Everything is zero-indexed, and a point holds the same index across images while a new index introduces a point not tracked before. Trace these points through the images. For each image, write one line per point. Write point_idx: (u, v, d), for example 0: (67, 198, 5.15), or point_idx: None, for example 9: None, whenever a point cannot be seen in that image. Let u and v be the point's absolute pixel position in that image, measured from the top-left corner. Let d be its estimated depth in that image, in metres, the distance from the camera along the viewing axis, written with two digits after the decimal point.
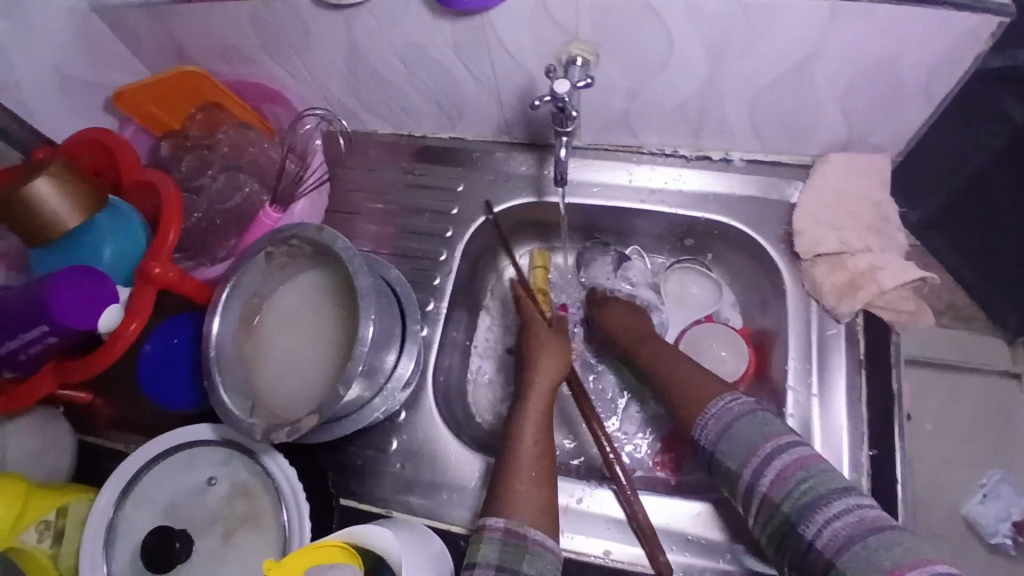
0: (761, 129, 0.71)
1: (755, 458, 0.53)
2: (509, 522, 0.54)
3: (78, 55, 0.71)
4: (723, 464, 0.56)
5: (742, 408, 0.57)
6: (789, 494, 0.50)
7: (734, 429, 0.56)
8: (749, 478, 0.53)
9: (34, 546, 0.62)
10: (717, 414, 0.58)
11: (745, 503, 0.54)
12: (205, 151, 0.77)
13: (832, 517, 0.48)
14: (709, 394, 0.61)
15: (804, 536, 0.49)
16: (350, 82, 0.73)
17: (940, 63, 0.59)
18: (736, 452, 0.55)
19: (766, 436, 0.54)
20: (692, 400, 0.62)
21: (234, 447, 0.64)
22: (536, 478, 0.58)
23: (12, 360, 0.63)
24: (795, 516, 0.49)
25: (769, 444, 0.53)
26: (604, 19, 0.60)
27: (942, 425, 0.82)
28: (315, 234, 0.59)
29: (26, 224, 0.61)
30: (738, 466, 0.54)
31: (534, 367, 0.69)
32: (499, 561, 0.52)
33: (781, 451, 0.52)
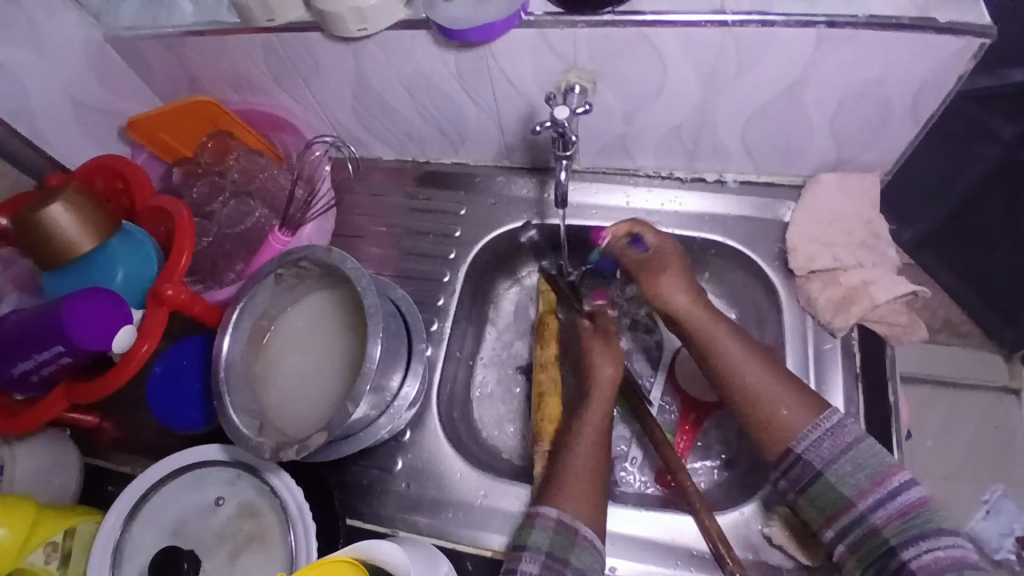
0: (754, 150, 0.74)
1: (881, 489, 0.54)
2: (562, 513, 0.57)
3: (92, 86, 0.74)
4: (832, 485, 0.56)
5: (850, 433, 0.56)
6: (901, 526, 0.52)
7: (851, 454, 0.56)
8: (866, 506, 0.54)
9: (41, 568, 0.62)
10: (827, 432, 0.57)
11: (840, 527, 0.55)
12: (217, 178, 0.79)
13: (932, 547, 0.50)
14: (804, 412, 0.59)
15: (899, 557, 0.52)
16: (355, 110, 0.76)
17: (925, 83, 0.61)
18: (857, 480, 0.55)
19: (884, 470, 0.55)
20: (776, 416, 0.59)
21: (241, 467, 0.64)
22: (592, 473, 0.60)
23: (25, 381, 0.64)
24: (897, 541, 0.52)
25: (894, 478, 0.54)
26: (601, 49, 0.63)
27: (944, 442, 0.84)
28: (325, 256, 0.61)
29: (40, 246, 0.63)
30: (854, 495, 0.55)
31: (594, 353, 0.68)
32: (549, 547, 0.56)
33: (905, 487, 0.54)
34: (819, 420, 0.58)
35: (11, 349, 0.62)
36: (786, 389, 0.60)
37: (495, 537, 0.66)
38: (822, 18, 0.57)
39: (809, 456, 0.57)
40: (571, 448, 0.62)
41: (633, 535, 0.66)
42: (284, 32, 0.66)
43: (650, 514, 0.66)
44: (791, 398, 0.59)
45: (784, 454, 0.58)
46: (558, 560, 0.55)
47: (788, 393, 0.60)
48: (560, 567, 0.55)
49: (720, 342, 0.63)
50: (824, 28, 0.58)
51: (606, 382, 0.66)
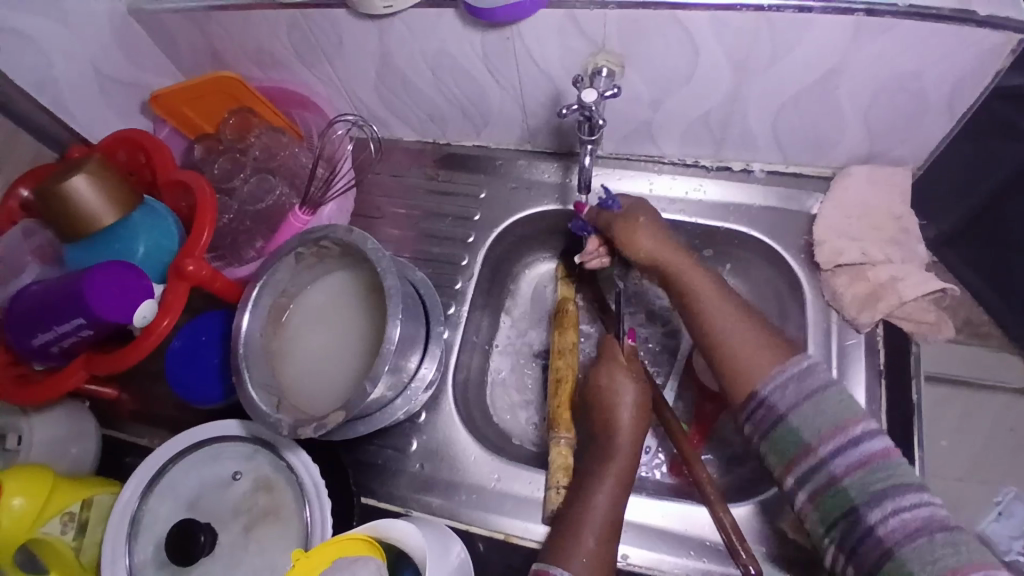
0: (783, 140, 0.72)
1: (842, 437, 0.52)
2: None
3: (116, 58, 0.74)
4: (793, 429, 0.54)
5: (816, 378, 0.55)
6: (861, 480, 0.50)
7: (815, 399, 0.54)
8: (827, 455, 0.52)
9: (56, 537, 0.63)
10: (789, 378, 0.55)
11: (798, 475, 0.53)
12: (238, 154, 0.79)
13: (899, 508, 0.48)
14: (769, 359, 0.57)
15: (864, 521, 0.49)
16: (378, 89, 0.75)
17: (962, 77, 0.59)
18: (817, 428, 0.53)
19: (840, 424, 0.52)
20: (740, 360, 0.58)
21: (259, 443, 0.65)
22: (605, 533, 0.58)
23: (45, 352, 0.65)
24: (860, 501, 0.50)
25: (855, 426, 0.52)
26: (630, 31, 0.61)
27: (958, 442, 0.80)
28: (345, 235, 0.61)
29: (63, 218, 0.63)
30: (816, 441, 0.52)
31: (613, 403, 0.64)
32: None
33: (869, 436, 0.52)
34: (784, 363, 0.57)
35: (32, 320, 0.63)
36: (755, 334, 0.59)
37: (507, 521, 0.66)
38: (862, 4, 0.55)
39: (773, 399, 0.55)
40: (587, 504, 0.59)
41: (645, 524, 0.66)
42: (309, 8, 0.65)
43: (663, 503, 0.66)
44: (755, 347, 0.58)
45: (749, 397, 0.57)
46: None
47: (755, 341, 0.59)
48: None
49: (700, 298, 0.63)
50: (863, 16, 0.56)
51: (628, 420, 0.63)
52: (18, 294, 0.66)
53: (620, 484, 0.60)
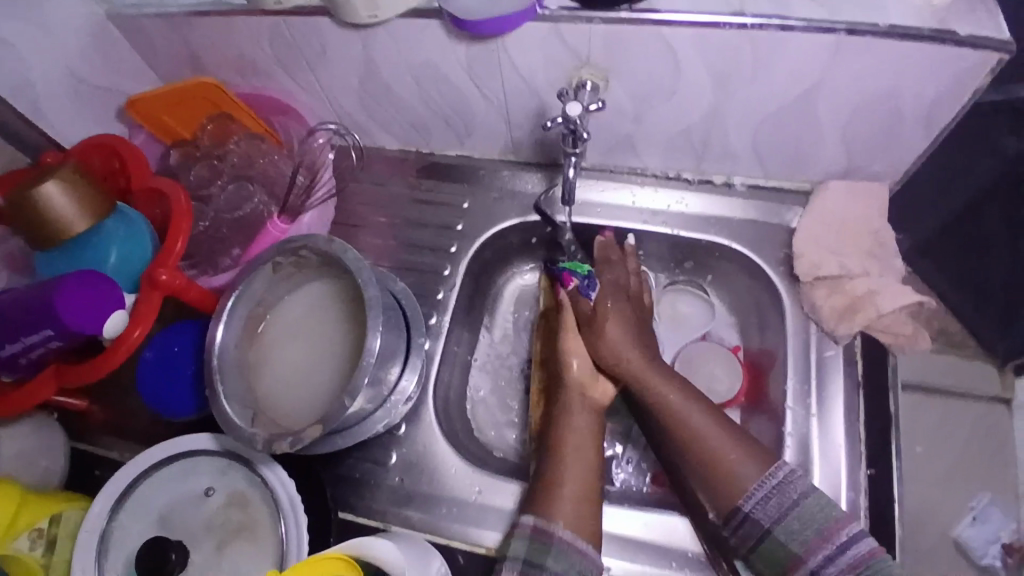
0: (763, 155, 0.73)
1: (830, 545, 0.53)
2: (538, 521, 0.57)
3: (93, 62, 0.72)
4: (781, 544, 0.54)
5: (796, 487, 0.55)
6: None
7: (800, 511, 0.54)
8: (816, 563, 0.53)
9: (26, 553, 0.60)
10: (774, 490, 0.56)
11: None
12: (216, 161, 0.78)
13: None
14: (750, 462, 0.58)
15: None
16: (360, 97, 0.74)
17: (939, 97, 0.60)
18: (806, 536, 0.53)
19: (824, 530, 0.53)
20: (724, 465, 0.58)
21: (233, 457, 0.63)
22: (577, 484, 0.59)
23: (14, 363, 0.63)
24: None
25: (841, 532, 0.53)
26: (615, 45, 0.62)
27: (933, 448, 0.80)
28: (325, 245, 0.60)
29: (34, 226, 0.61)
30: (804, 550, 0.53)
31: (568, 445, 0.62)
32: (526, 555, 0.56)
33: (856, 540, 0.53)
34: (768, 474, 0.57)
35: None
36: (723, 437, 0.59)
37: (493, 536, 0.65)
38: (843, 24, 0.56)
39: (757, 514, 0.56)
40: (553, 457, 0.62)
41: (628, 537, 0.65)
42: (291, 14, 0.64)
43: (646, 516, 0.66)
44: (728, 449, 0.59)
45: (732, 512, 0.57)
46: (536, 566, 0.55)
47: (728, 444, 0.59)
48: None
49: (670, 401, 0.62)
50: (844, 35, 0.57)
51: (574, 389, 0.66)
52: None
53: (584, 443, 0.62)
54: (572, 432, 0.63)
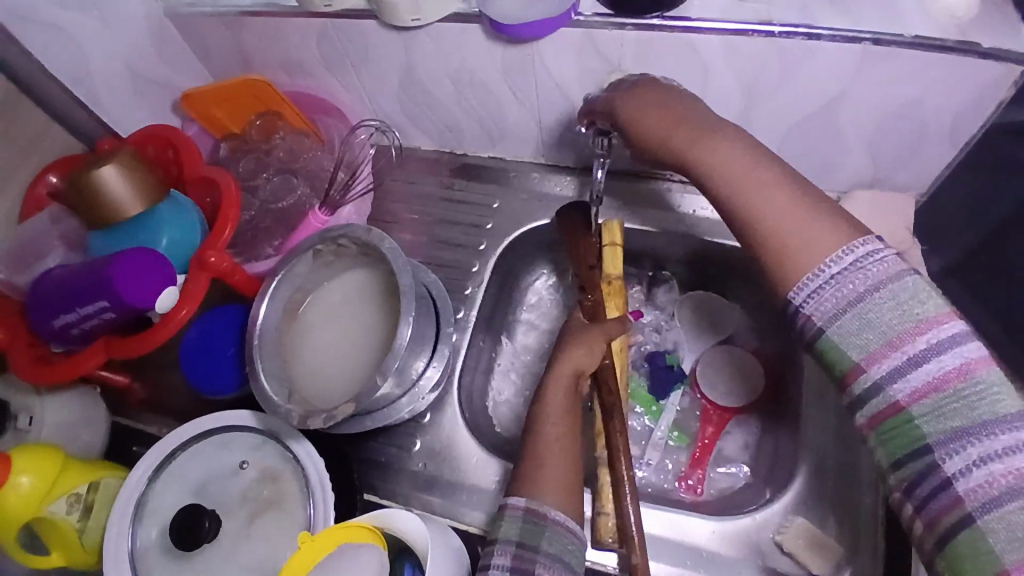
0: (790, 164, 0.74)
1: (905, 354, 0.40)
2: (529, 501, 0.55)
3: (151, 58, 0.76)
4: (838, 345, 0.42)
5: (903, 274, 0.41)
6: (935, 410, 0.38)
7: (866, 305, 0.41)
8: (883, 377, 0.40)
9: (62, 517, 0.63)
10: (856, 265, 0.42)
11: (853, 398, 0.42)
12: (262, 154, 0.82)
13: (987, 455, 0.37)
14: (825, 238, 0.44)
15: (938, 470, 0.38)
16: (400, 98, 0.78)
17: (962, 109, 0.62)
18: (867, 342, 0.41)
19: (921, 322, 0.40)
20: (794, 241, 0.45)
21: (268, 434, 0.66)
22: (562, 465, 0.58)
23: (67, 333, 0.67)
24: (932, 438, 0.38)
25: (924, 337, 0.39)
26: (645, 51, 0.64)
27: None
28: (363, 235, 0.63)
29: (92, 206, 0.66)
30: (866, 361, 0.41)
31: (544, 445, 0.59)
32: (518, 537, 0.53)
33: (952, 345, 0.39)
34: (849, 247, 0.43)
35: (57, 302, 0.65)
36: (809, 218, 0.45)
37: (488, 518, 0.67)
38: (870, 34, 0.58)
39: (807, 309, 0.43)
40: (536, 440, 0.60)
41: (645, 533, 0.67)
42: (340, 18, 0.68)
43: (662, 513, 0.67)
44: (810, 225, 0.45)
45: (785, 307, 0.45)
46: (529, 549, 0.52)
47: (812, 219, 0.45)
48: (530, 555, 0.51)
49: (736, 180, 0.49)
50: (869, 44, 0.58)
51: (565, 372, 0.63)
52: (45, 275, 0.67)
53: (569, 429, 0.61)
54: (554, 415, 0.61)
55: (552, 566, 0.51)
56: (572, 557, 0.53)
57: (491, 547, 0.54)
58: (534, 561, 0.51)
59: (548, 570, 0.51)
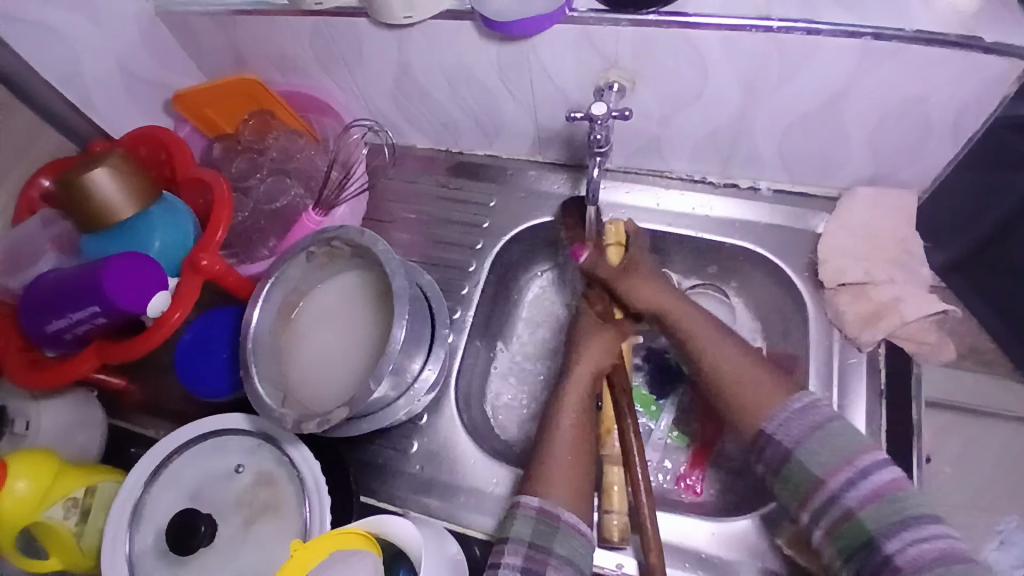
0: (790, 161, 0.73)
1: (852, 468, 0.52)
2: (543, 502, 0.56)
3: (142, 57, 0.76)
4: (803, 464, 0.54)
5: (821, 412, 0.56)
6: (879, 511, 0.50)
7: (821, 432, 0.54)
8: (839, 487, 0.52)
9: (59, 522, 0.63)
10: (797, 414, 0.56)
11: (813, 508, 0.53)
12: (256, 155, 0.81)
13: (917, 539, 0.48)
14: (772, 395, 0.58)
15: (882, 550, 0.49)
16: (395, 97, 0.77)
17: (966, 104, 0.61)
18: (826, 459, 0.53)
19: (848, 454, 0.53)
20: (745, 379, 0.60)
21: (263, 437, 0.66)
22: (573, 464, 0.59)
23: (59, 338, 0.66)
24: (878, 531, 0.49)
25: (865, 457, 0.52)
26: (643, 48, 0.63)
27: (963, 465, 0.76)
28: (356, 236, 0.62)
29: (84, 209, 0.65)
30: (825, 473, 0.53)
31: (554, 445, 0.60)
32: (530, 538, 0.54)
33: (880, 467, 0.52)
34: (790, 400, 0.57)
35: (47, 306, 0.64)
36: (745, 364, 0.61)
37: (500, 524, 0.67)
38: (870, 28, 0.57)
39: (779, 436, 0.56)
40: (549, 442, 0.61)
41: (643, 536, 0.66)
42: (332, 16, 0.67)
43: (659, 516, 0.67)
44: (752, 389, 0.59)
45: (757, 436, 0.57)
46: (542, 550, 0.54)
47: (753, 366, 0.61)
48: (542, 557, 0.53)
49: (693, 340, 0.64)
50: (870, 40, 0.57)
51: (586, 372, 0.65)
52: (36, 280, 0.67)
53: (583, 429, 0.62)
54: (572, 414, 0.62)
55: (562, 569, 0.53)
56: (581, 558, 0.55)
57: (500, 546, 0.56)
58: (545, 561, 0.53)
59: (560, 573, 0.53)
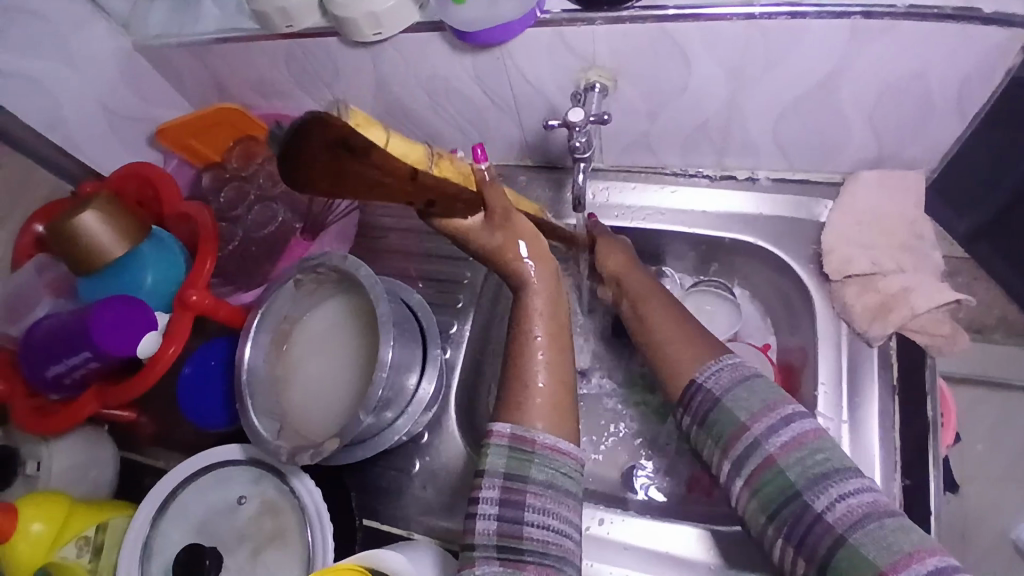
0: (786, 148, 0.70)
1: (775, 416, 0.52)
2: (515, 429, 0.55)
3: (125, 94, 0.76)
4: (729, 410, 0.53)
5: (748, 368, 0.55)
6: (798, 459, 0.50)
7: (747, 384, 0.54)
8: (759, 433, 0.51)
9: (73, 561, 0.64)
10: (727, 366, 0.56)
11: (735, 459, 0.52)
12: (243, 182, 0.81)
13: (844, 494, 0.47)
14: (702, 355, 0.58)
15: (812, 509, 0.48)
16: (377, 112, 0.76)
17: (972, 78, 0.56)
18: (751, 404, 0.53)
19: (767, 404, 0.52)
20: (678, 358, 0.59)
21: (263, 467, 0.66)
22: (551, 377, 0.58)
23: (59, 383, 0.67)
24: (802, 487, 0.48)
25: (788, 405, 0.52)
26: (620, 45, 0.61)
27: (990, 444, 0.90)
28: (339, 262, 0.62)
29: (75, 253, 0.66)
30: (747, 419, 0.52)
31: (527, 347, 0.59)
32: (505, 469, 0.54)
33: (800, 416, 0.52)
34: (720, 358, 0.57)
35: (47, 352, 0.65)
36: (683, 323, 0.62)
37: None
38: (859, 6, 0.53)
39: (707, 385, 0.56)
40: (522, 352, 0.59)
41: (646, 549, 0.63)
42: (302, 38, 0.66)
43: (668, 526, 0.64)
44: (685, 343, 0.60)
45: (688, 387, 0.57)
46: (519, 480, 0.53)
47: (689, 333, 0.61)
48: (520, 487, 0.53)
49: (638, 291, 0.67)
50: (860, 19, 0.54)
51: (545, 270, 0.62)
52: (35, 326, 0.68)
53: (555, 337, 0.60)
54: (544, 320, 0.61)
55: (543, 494, 0.53)
56: (563, 481, 0.54)
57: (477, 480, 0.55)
58: (524, 490, 0.53)
59: (540, 498, 0.52)
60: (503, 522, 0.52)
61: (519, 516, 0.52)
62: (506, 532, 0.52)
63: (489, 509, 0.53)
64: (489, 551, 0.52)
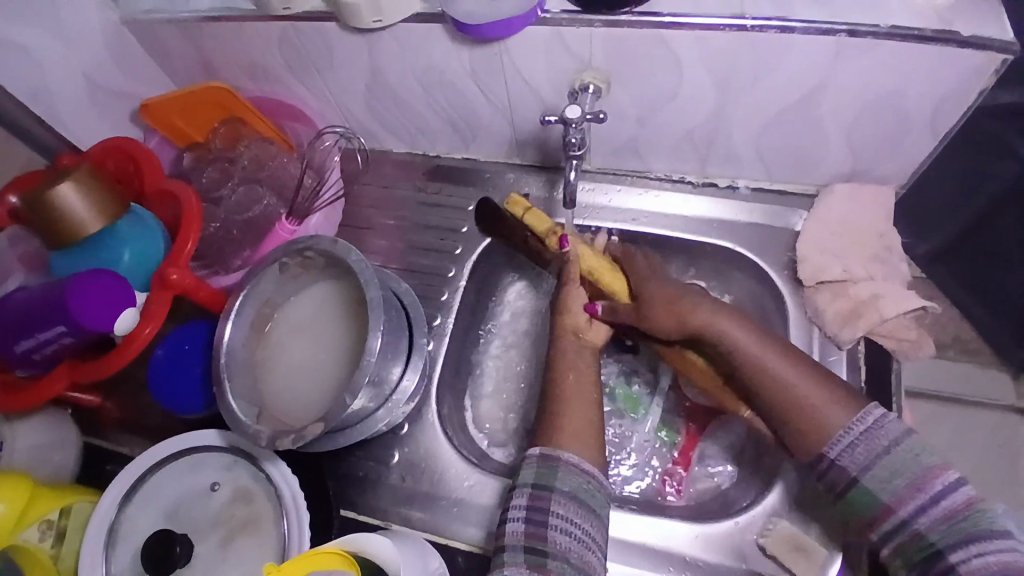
0: (766, 159, 0.73)
1: (923, 495, 0.51)
2: (544, 449, 0.59)
3: (109, 69, 0.74)
4: (870, 492, 0.53)
5: (887, 433, 0.53)
6: (952, 528, 0.49)
7: (888, 457, 0.52)
8: (909, 513, 0.51)
9: (35, 545, 0.62)
10: (865, 434, 0.54)
11: (882, 530, 0.53)
12: (228, 164, 0.79)
13: (983, 551, 0.47)
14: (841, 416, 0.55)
15: (946, 561, 0.49)
16: (368, 101, 0.76)
17: (947, 95, 0.60)
18: (896, 485, 0.52)
19: (927, 470, 0.51)
20: (807, 409, 0.56)
21: (239, 453, 0.64)
22: (583, 416, 0.61)
23: (29, 358, 0.65)
24: (943, 544, 0.49)
25: (937, 481, 0.50)
26: (617, 49, 0.62)
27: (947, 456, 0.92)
28: (330, 247, 0.61)
29: (49, 226, 0.63)
30: (895, 499, 0.52)
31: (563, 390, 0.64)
32: (534, 480, 0.57)
33: (950, 489, 0.50)
34: (860, 416, 0.55)
35: (17, 325, 0.63)
36: (800, 371, 0.58)
37: (484, 534, 0.66)
38: (845, 25, 0.56)
39: (843, 462, 0.54)
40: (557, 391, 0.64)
41: (627, 540, 0.65)
42: (300, 21, 0.65)
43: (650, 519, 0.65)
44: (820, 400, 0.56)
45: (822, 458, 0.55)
46: (544, 490, 0.56)
47: (811, 382, 0.57)
48: (546, 494, 0.56)
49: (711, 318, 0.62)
50: (846, 36, 0.57)
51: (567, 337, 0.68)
52: (5, 298, 0.65)
53: (581, 383, 0.64)
54: (575, 368, 0.65)
55: (568, 504, 0.55)
56: (586, 494, 0.56)
57: (511, 494, 0.59)
58: (548, 497, 0.55)
59: (564, 507, 0.55)
60: (530, 526, 0.55)
61: (545, 520, 0.55)
62: (533, 536, 0.54)
63: (517, 513, 0.56)
64: (517, 553, 0.54)
